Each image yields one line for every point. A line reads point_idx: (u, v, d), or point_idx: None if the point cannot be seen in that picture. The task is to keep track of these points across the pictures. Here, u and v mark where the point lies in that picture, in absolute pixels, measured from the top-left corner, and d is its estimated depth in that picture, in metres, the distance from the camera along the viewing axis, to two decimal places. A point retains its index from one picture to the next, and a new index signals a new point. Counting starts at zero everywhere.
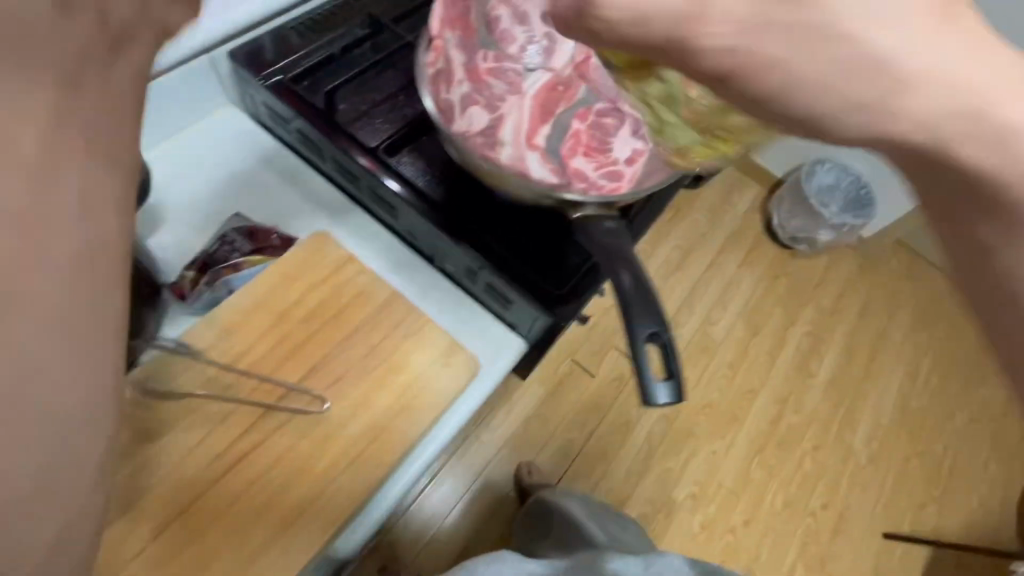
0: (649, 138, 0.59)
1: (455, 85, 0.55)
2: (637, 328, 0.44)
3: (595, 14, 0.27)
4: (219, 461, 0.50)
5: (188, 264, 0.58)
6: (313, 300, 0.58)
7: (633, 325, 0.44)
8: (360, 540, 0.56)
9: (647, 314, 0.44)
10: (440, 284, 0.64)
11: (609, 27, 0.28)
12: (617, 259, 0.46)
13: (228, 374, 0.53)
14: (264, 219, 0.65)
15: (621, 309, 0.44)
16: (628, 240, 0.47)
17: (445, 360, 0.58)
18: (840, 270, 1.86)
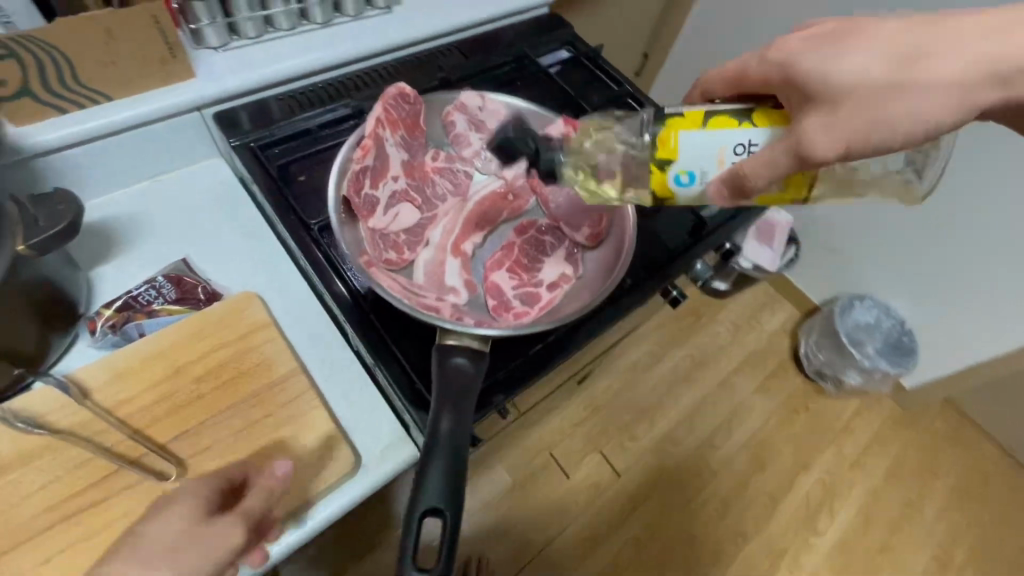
0: (579, 266, 0.57)
1: (386, 182, 0.55)
2: (420, 495, 0.38)
3: (743, 184, 0.44)
4: (55, 510, 0.48)
5: (110, 303, 0.60)
6: (212, 361, 0.57)
7: (418, 487, 0.38)
8: None
9: (439, 483, 0.38)
10: (351, 368, 0.62)
11: (757, 184, 0.44)
12: (441, 402, 0.40)
13: (101, 421, 0.52)
14: (203, 267, 0.66)
15: (419, 463, 0.39)
16: (476, 385, 0.42)
17: (321, 454, 0.55)
18: (872, 418, 1.66)
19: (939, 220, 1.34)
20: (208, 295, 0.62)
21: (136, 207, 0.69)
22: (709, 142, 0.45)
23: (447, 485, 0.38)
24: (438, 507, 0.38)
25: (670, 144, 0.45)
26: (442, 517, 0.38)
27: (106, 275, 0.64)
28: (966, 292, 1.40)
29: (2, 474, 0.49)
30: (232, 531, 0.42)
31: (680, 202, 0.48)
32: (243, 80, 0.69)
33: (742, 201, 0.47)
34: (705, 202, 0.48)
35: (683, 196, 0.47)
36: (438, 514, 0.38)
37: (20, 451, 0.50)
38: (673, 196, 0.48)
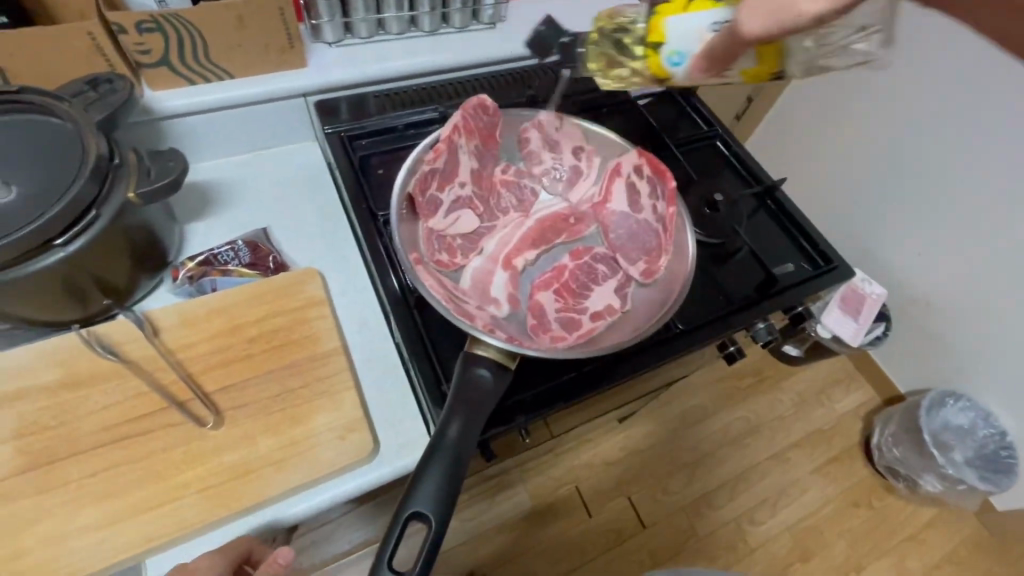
0: (628, 301, 0.55)
1: (453, 187, 0.56)
2: (412, 496, 0.38)
3: (713, 57, 0.45)
4: (108, 432, 0.53)
5: (194, 256, 0.66)
6: (267, 325, 0.61)
7: (414, 483, 0.38)
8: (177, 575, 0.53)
9: (432, 488, 0.38)
10: (389, 359, 0.64)
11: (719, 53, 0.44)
12: (455, 406, 0.41)
13: (164, 360, 0.58)
14: (279, 238, 0.71)
15: (420, 462, 0.39)
16: (492, 400, 0.42)
17: (342, 435, 0.56)
18: (948, 534, 1.45)
19: (877, 179, 1.34)
20: (276, 265, 0.67)
21: (235, 174, 0.75)
22: (693, 19, 0.46)
23: (439, 491, 0.38)
24: (425, 511, 0.38)
25: (659, 28, 0.48)
26: (427, 522, 0.38)
27: (197, 229, 0.71)
28: (949, 262, 1.28)
29: (75, 389, 0.55)
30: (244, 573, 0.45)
31: (676, 80, 0.51)
32: (348, 73, 0.74)
33: (725, 72, 0.48)
34: (696, 80, 0.50)
35: (676, 74, 0.50)
36: (424, 518, 0.38)
37: (94, 371, 0.56)
38: (669, 74, 0.50)
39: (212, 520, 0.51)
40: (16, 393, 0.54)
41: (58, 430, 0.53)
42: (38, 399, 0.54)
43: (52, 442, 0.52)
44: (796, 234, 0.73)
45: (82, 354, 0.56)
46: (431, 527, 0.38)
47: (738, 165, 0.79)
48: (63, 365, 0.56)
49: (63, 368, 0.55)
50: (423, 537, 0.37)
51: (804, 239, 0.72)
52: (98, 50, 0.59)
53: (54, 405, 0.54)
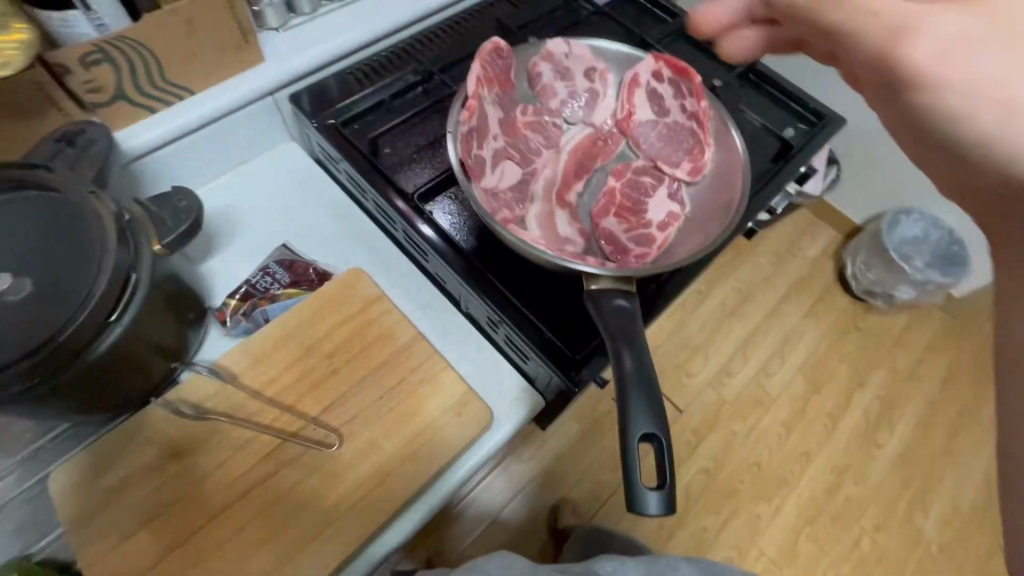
0: (686, 202, 0.57)
1: (488, 142, 0.55)
2: (632, 425, 0.39)
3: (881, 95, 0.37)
4: (235, 486, 0.52)
5: (233, 293, 0.63)
6: (340, 336, 0.60)
7: (627, 418, 0.39)
8: None
9: (645, 411, 0.40)
10: (463, 328, 0.64)
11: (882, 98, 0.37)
12: (620, 339, 0.42)
13: (254, 402, 0.56)
14: (307, 248, 0.68)
15: (619, 399, 0.40)
16: (638, 321, 0.43)
17: (457, 411, 0.58)
18: (924, 330, 1.59)
19: None
20: (319, 274, 0.65)
21: (228, 198, 0.70)
22: None
23: (654, 411, 0.39)
24: (650, 432, 0.40)
25: None
26: (656, 440, 0.40)
27: (215, 267, 0.65)
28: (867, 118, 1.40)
29: (183, 456, 0.53)
30: None
31: None
32: (310, 59, 0.69)
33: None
34: None
35: None
36: (651, 438, 0.40)
37: (193, 437, 0.54)
38: None
39: (374, 530, 0.53)
40: (126, 479, 0.52)
41: (184, 497, 0.52)
42: (146, 482, 0.52)
43: (181, 514, 0.51)
44: (786, 100, 0.76)
45: (169, 423, 0.54)
46: (660, 442, 0.40)
47: (713, 51, 0.80)
48: (156, 438, 0.54)
49: (159, 444, 0.53)
50: (660, 452, 0.39)
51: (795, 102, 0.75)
52: (53, 100, 0.52)
53: (167, 478, 0.52)
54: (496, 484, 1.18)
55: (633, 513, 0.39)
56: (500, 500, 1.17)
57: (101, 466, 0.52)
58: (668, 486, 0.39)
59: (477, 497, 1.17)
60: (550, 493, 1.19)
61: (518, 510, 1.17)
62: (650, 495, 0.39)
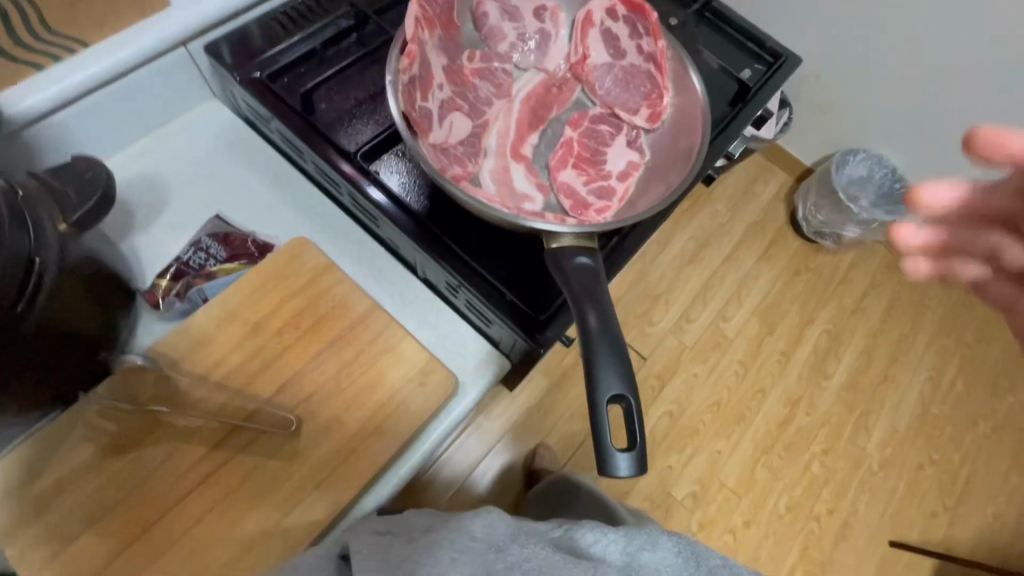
0: (645, 151, 0.55)
1: (434, 92, 0.51)
2: (601, 387, 0.38)
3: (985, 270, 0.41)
4: (187, 477, 0.49)
5: (164, 272, 0.58)
6: (289, 311, 0.56)
7: (596, 381, 0.38)
8: None
9: (614, 372, 0.38)
10: (422, 293, 0.61)
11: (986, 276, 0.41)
12: (584, 298, 0.40)
13: (200, 388, 0.52)
14: (244, 219, 0.62)
15: (588, 363, 0.39)
16: (603, 280, 0.42)
17: (421, 380, 0.55)
18: (867, 267, 1.66)
19: None
20: (262, 246, 0.61)
21: (147, 166, 0.62)
22: None
23: (624, 370, 0.38)
24: (620, 393, 0.38)
25: None
26: (626, 399, 0.39)
27: (141, 245, 0.59)
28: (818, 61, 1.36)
29: (124, 451, 0.49)
30: None
31: None
32: (223, 2, 0.59)
33: None
34: None
35: None
36: (622, 398, 0.39)
37: (135, 429, 0.50)
38: None
39: (344, 508, 0.51)
40: (62, 482, 0.48)
41: (132, 494, 0.48)
42: (85, 484, 0.48)
43: (130, 511, 0.48)
44: (742, 40, 0.73)
45: (105, 418, 0.50)
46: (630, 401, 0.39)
47: None
48: (89, 437, 0.49)
49: (95, 440, 0.49)
50: (630, 412, 0.38)
51: (750, 41, 0.73)
52: None
53: (108, 476, 0.48)
54: (469, 444, 1.19)
55: (606, 476, 0.39)
56: (473, 458, 1.19)
57: (33, 470, 0.48)
58: (638, 445, 0.39)
59: (451, 456, 1.18)
60: (522, 448, 1.21)
61: (490, 467, 1.19)
62: (622, 457, 0.38)
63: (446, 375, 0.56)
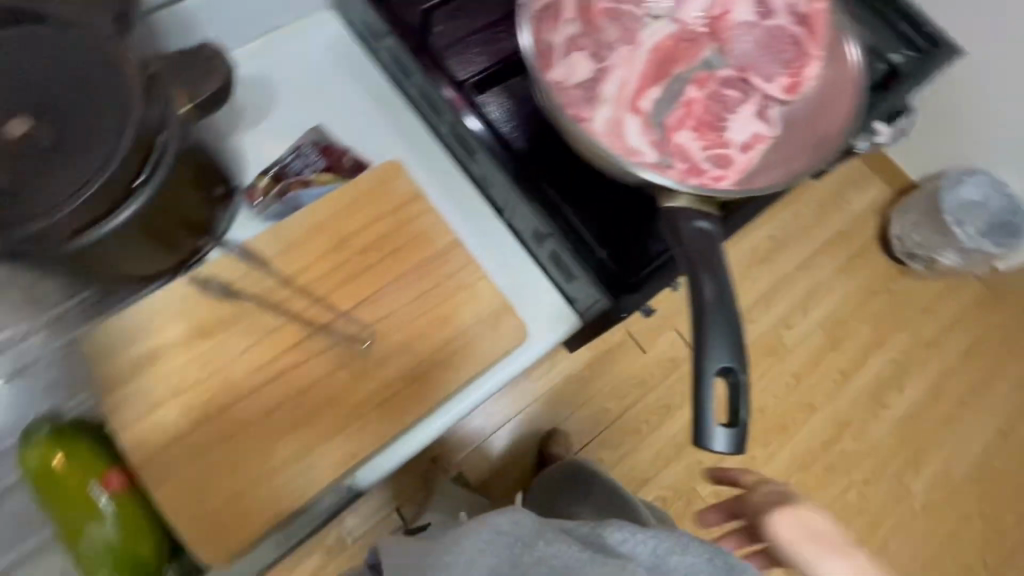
0: (774, 123, 0.51)
1: (561, 25, 0.51)
2: (708, 358, 0.36)
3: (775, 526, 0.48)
4: (262, 370, 0.51)
5: (264, 172, 0.59)
6: (375, 232, 0.56)
7: (704, 350, 0.36)
8: (386, 471, 0.56)
9: (724, 344, 0.37)
10: (504, 239, 0.60)
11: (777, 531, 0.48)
12: (701, 265, 0.38)
13: (284, 291, 0.54)
14: (343, 136, 0.62)
15: (696, 331, 0.37)
16: (721, 247, 0.39)
17: (492, 323, 0.55)
18: (956, 301, 1.47)
19: None
20: (357, 163, 0.61)
21: (260, 67, 0.63)
22: None
23: (734, 343, 0.36)
24: (729, 366, 0.37)
25: None
26: (733, 373, 0.37)
27: (246, 143, 0.60)
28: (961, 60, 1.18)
29: (210, 335, 0.52)
30: None
31: None
32: None
33: None
34: None
35: None
36: (729, 372, 0.37)
37: (222, 317, 0.52)
38: None
39: (402, 429, 0.52)
40: (152, 354, 0.51)
41: (213, 375, 0.51)
42: (173, 356, 0.51)
43: (210, 391, 0.51)
44: (894, 19, 0.65)
45: (194, 301, 0.52)
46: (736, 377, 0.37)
47: None
48: (178, 317, 0.52)
49: (186, 320, 0.52)
50: (736, 386, 0.37)
51: (903, 21, 0.65)
52: None
53: (193, 355, 0.51)
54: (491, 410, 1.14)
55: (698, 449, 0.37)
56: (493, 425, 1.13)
57: (127, 338, 0.51)
58: (740, 422, 0.37)
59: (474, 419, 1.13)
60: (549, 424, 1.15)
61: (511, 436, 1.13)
62: (720, 431, 0.36)
63: (518, 323, 0.56)
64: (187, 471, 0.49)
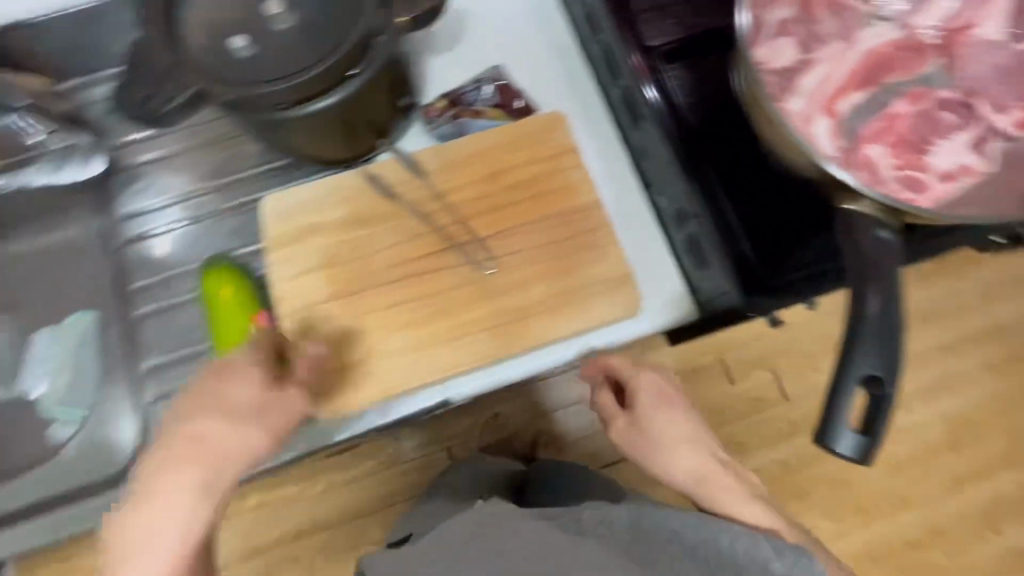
0: (991, 157, 0.45)
1: (778, 8, 0.49)
2: (854, 364, 0.36)
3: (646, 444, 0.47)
4: (398, 267, 0.57)
5: (443, 95, 0.64)
6: (524, 173, 0.59)
7: (852, 356, 0.36)
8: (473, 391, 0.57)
9: (878, 354, 0.36)
10: (645, 214, 0.60)
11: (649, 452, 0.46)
12: (873, 275, 0.37)
13: (433, 204, 0.58)
14: (519, 79, 0.64)
15: (850, 337, 0.37)
16: (900, 261, 0.38)
17: (612, 288, 0.56)
18: None
19: None
20: (526, 107, 0.63)
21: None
22: None
23: (889, 355, 0.36)
24: (877, 376, 0.36)
25: None
26: (881, 385, 0.36)
27: (434, 66, 0.65)
28: None
29: (363, 225, 0.58)
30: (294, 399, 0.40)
31: None
32: None
33: None
34: None
35: None
36: (875, 382, 0.36)
37: (378, 212, 0.58)
38: None
39: (500, 357, 0.56)
40: (312, 227, 0.58)
41: (359, 259, 0.57)
42: (330, 234, 0.58)
43: (351, 272, 0.57)
44: None
45: (360, 193, 0.59)
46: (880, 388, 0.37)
47: None
48: (345, 201, 0.58)
49: (349, 206, 0.59)
50: (879, 398, 0.36)
51: None
52: None
53: (345, 237, 0.58)
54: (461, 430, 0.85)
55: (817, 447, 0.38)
56: None
57: (296, 207, 0.59)
58: (873, 434, 0.37)
59: None
60: None
61: None
62: (848, 436, 0.37)
63: (635, 295, 0.56)
64: (318, 333, 0.56)
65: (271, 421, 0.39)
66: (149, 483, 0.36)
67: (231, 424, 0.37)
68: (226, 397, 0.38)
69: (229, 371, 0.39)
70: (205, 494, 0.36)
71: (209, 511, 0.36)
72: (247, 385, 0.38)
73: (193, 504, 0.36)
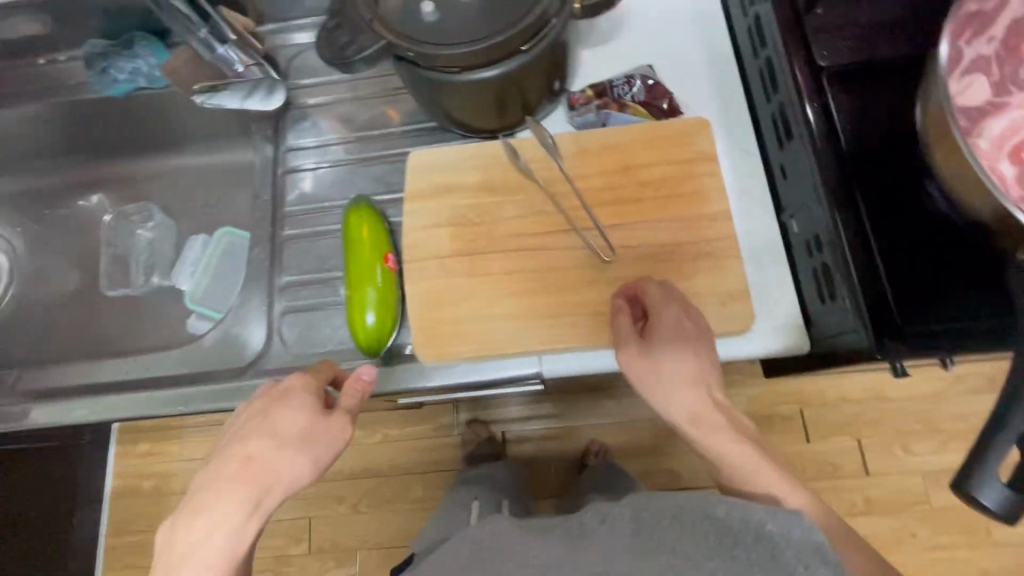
0: None
1: (981, 41, 0.45)
2: (1007, 419, 0.38)
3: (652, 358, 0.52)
4: (519, 239, 0.60)
5: (591, 85, 0.65)
6: (657, 173, 0.60)
7: (1008, 412, 0.38)
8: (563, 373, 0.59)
9: None
10: (775, 234, 0.59)
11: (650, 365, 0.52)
12: None
13: (562, 186, 0.61)
14: (669, 81, 0.65)
15: (1008, 394, 0.38)
16: None
17: (725, 301, 0.55)
18: None
19: None
20: (672, 108, 0.63)
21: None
22: None
23: None
24: None
25: None
26: None
27: (587, 57, 0.66)
28: None
29: (495, 194, 0.61)
30: (341, 425, 0.47)
31: None
32: None
33: None
34: None
35: None
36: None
37: (510, 184, 0.62)
38: None
39: (598, 344, 0.56)
40: (447, 187, 0.62)
41: (484, 225, 0.61)
42: (463, 196, 0.62)
43: (475, 235, 0.61)
44: None
45: (497, 163, 0.62)
46: None
47: None
48: (482, 168, 0.62)
49: (485, 174, 0.62)
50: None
51: None
52: None
53: (475, 201, 0.62)
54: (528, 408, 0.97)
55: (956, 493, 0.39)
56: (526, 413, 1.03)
57: (437, 167, 0.63)
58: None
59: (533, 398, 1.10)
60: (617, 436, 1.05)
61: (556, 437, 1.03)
62: (994, 487, 0.38)
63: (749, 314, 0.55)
64: (435, 283, 0.59)
65: (320, 448, 0.46)
66: (207, 492, 0.43)
67: (284, 453, 0.45)
68: (286, 422, 0.46)
69: (289, 397, 0.47)
70: (258, 502, 0.43)
71: (255, 525, 0.43)
72: (302, 411, 0.46)
73: (241, 514, 0.43)
